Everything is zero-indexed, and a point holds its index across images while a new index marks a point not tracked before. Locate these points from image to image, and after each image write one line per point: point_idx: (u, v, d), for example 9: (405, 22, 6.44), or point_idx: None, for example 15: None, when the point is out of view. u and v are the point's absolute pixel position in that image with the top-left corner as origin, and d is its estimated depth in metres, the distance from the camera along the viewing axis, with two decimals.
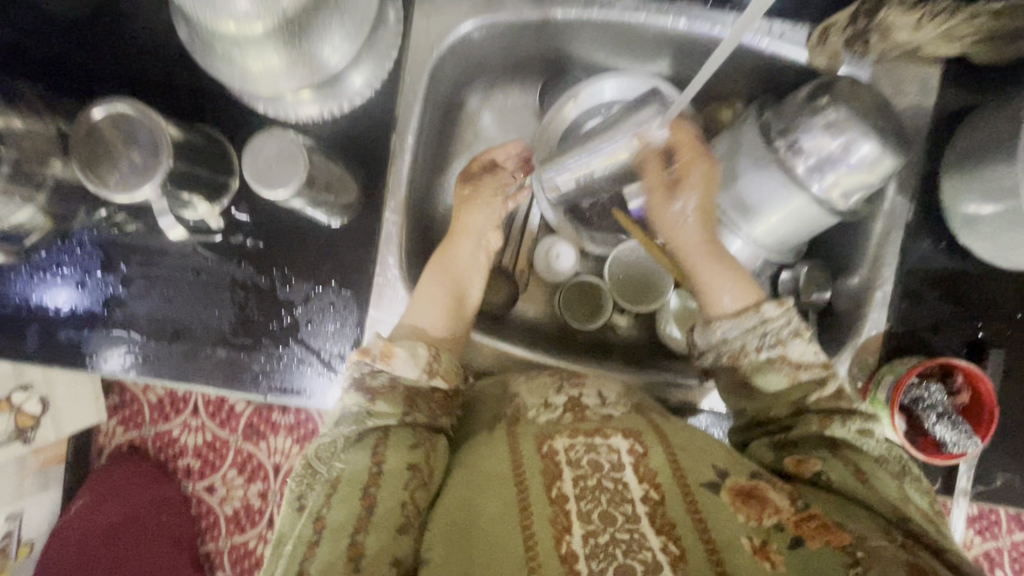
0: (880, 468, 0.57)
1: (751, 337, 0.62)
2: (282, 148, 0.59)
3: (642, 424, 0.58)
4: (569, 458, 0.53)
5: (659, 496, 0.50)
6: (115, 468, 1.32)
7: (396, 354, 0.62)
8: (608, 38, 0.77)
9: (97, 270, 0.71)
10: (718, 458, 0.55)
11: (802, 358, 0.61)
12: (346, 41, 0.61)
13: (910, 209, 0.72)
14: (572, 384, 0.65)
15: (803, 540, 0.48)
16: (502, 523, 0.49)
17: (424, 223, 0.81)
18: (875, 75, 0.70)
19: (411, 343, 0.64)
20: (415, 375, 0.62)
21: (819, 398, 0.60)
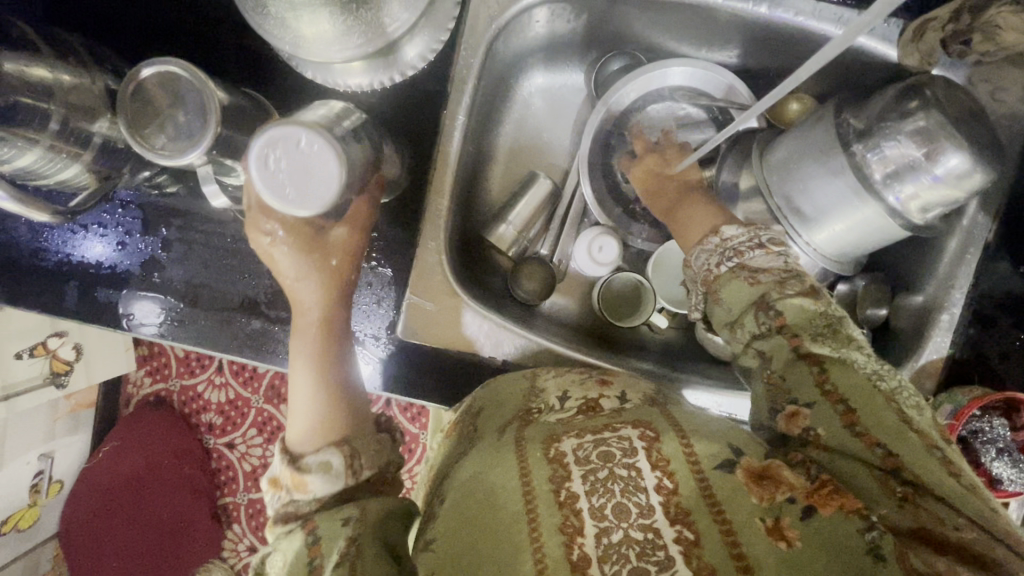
0: (874, 390, 0.45)
1: (711, 256, 0.58)
2: (294, 165, 0.48)
3: (655, 414, 0.54)
4: (579, 455, 0.49)
5: (672, 484, 0.46)
6: (144, 417, 1.36)
7: (309, 480, 0.51)
8: (676, 22, 0.72)
9: (138, 232, 0.70)
10: (732, 437, 0.50)
11: (763, 265, 0.55)
12: (407, 10, 0.58)
13: (991, 228, 0.66)
14: (599, 384, 0.62)
15: (815, 511, 0.42)
16: (509, 525, 0.46)
17: (465, 204, 0.78)
18: (971, 78, 0.64)
19: (323, 455, 0.52)
20: (341, 487, 0.51)
21: (782, 295, 0.52)
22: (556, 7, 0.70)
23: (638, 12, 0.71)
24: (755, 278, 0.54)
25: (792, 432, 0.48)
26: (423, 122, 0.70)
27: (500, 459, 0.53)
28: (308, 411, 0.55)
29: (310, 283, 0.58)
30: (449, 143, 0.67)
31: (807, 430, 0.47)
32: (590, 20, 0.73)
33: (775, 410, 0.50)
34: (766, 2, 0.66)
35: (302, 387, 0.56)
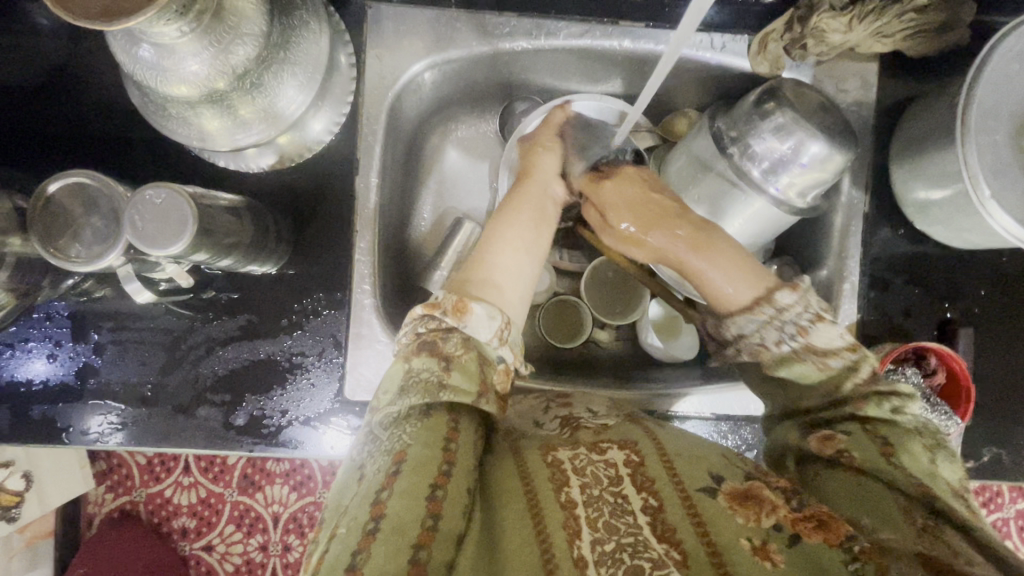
0: (916, 439, 0.52)
1: (769, 331, 0.56)
2: (151, 212, 0.50)
3: (637, 431, 0.56)
4: (576, 465, 0.51)
5: (658, 503, 0.47)
6: (106, 536, 1.28)
7: (471, 309, 0.55)
8: (558, 64, 0.79)
9: (68, 341, 0.69)
10: (711, 461, 0.52)
11: (829, 345, 0.55)
12: (302, 92, 0.62)
13: (867, 200, 0.74)
14: (560, 404, 0.65)
15: (800, 538, 0.45)
16: (514, 526, 0.47)
17: (400, 259, 0.82)
18: (816, 76, 0.73)
19: (489, 304, 0.57)
20: (484, 338, 0.55)
21: (856, 384, 0.55)
22: (445, 68, 0.76)
23: (522, 61, 0.78)
24: (823, 364, 0.55)
25: (823, 454, 0.53)
26: (339, 190, 0.73)
27: (501, 471, 0.53)
28: (515, 283, 0.61)
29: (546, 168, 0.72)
30: (367, 206, 0.71)
31: (839, 453, 0.53)
32: (480, 75, 0.79)
33: (807, 434, 0.56)
34: (627, 37, 0.74)
35: (500, 252, 0.63)
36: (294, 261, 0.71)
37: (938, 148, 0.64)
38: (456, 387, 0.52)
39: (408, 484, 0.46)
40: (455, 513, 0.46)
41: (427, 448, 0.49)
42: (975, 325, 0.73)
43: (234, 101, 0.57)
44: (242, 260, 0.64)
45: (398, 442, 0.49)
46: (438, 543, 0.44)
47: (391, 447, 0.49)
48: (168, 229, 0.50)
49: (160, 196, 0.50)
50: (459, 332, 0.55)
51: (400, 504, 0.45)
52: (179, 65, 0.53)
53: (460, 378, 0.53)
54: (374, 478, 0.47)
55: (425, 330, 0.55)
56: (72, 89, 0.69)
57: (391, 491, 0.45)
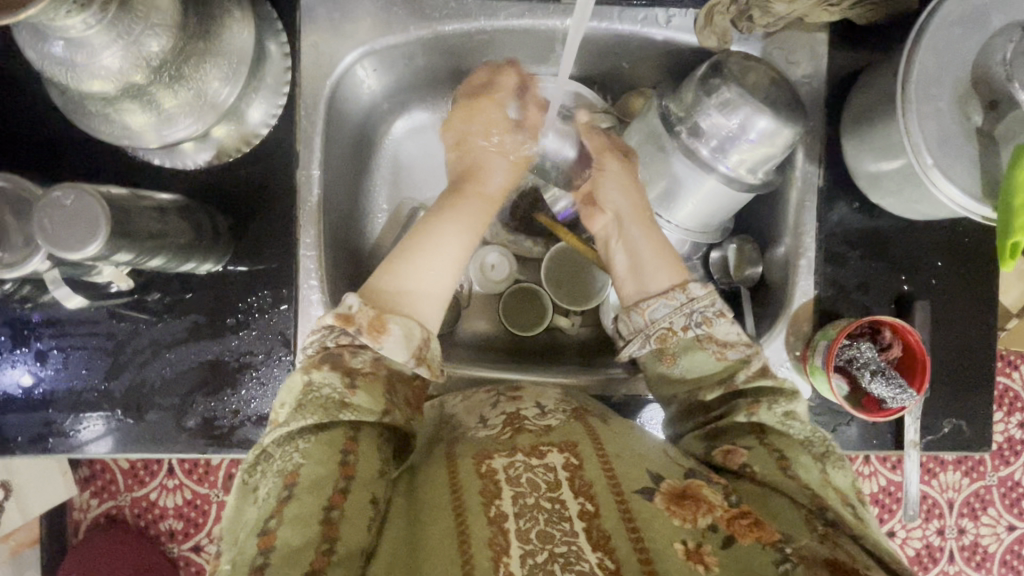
0: (805, 449, 0.54)
1: (677, 317, 0.60)
2: (58, 215, 0.48)
3: (579, 430, 0.55)
4: (510, 475, 0.50)
5: (594, 508, 0.47)
6: (93, 541, 1.28)
7: (387, 332, 0.56)
8: (503, 47, 0.76)
9: (11, 349, 0.68)
10: (653, 461, 0.52)
11: (727, 337, 0.59)
12: (229, 83, 0.60)
13: (821, 174, 0.72)
14: (509, 398, 0.64)
15: (734, 539, 0.46)
16: (440, 545, 0.46)
17: (355, 252, 0.81)
18: (766, 49, 0.71)
19: (408, 321, 0.58)
20: (402, 357, 0.56)
21: (747, 376, 0.57)
22: (386, 54, 0.73)
23: (464, 46, 0.76)
24: (721, 353, 0.59)
25: (727, 467, 0.54)
26: (281, 184, 0.70)
27: (435, 481, 0.53)
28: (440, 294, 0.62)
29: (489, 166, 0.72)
30: (308, 200, 0.69)
31: (740, 466, 0.53)
32: (423, 62, 0.77)
33: (710, 449, 0.56)
34: (571, 15, 0.72)
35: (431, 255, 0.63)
36: (241, 259, 0.70)
37: (886, 118, 0.63)
38: (358, 407, 0.55)
39: (299, 511, 0.48)
40: (357, 529, 0.48)
41: (318, 471, 0.50)
42: (933, 298, 0.72)
43: (153, 91, 0.55)
44: (175, 260, 0.62)
45: (290, 463, 0.50)
46: (336, 564, 0.46)
47: (284, 468, 0.51)
48: (82, 233, 0.48)
49: (70, 200, 0.48)
50: (372, 350, 0.56)
51: (290, 533, 0.47)
52: (93, 58, 0.51)
53: (364, 398, 0.55)
54: (265, 504, 0.49)
55: (337, 345, 0.56)
56: (3, 93, 0.67)
57: (281, 519, 0.47)
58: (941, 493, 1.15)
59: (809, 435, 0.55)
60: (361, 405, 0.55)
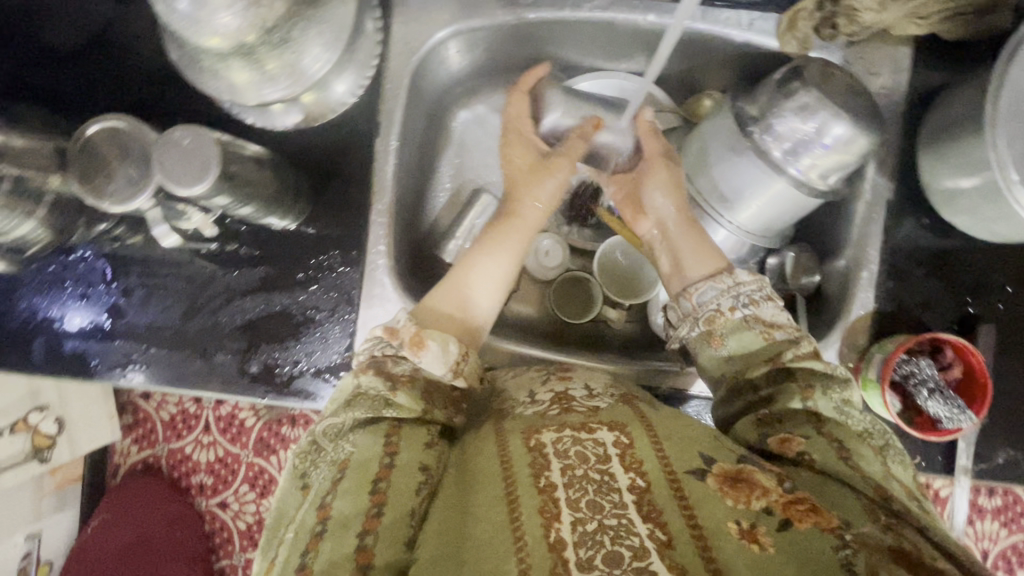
0: (864, 443, 0.54)
1: (725, 298, 0.62)
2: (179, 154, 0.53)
3: (628, 414, 0.56)
4: (559, 449, 0.52)
5: (645, 484, 0.48)
6: (130, 485, 1.34)
7: (427, 344, 0.59)
8: (583, 37, 0.79)
9: (100, 283, 0.73)
10: (704, 442, 0.53)
11: (774, 318, 0.61)
12: (327, 50, 0.64)
13: (892, 188, 0.72)
14: (559, 379, 0.65)
15: (791, 523, 0.46)
16: (490, 507, 0.48)
17: (417, 226, 0.84)
18: (846, 58, 0.71)
19: (444, 336, 0.60)
20: (439, 371, 0.59)
21: (796, 356, 0.58)
22: (470, 37, 0.76)
23: (543, 35, 0.78)
24: (768, 332, 0.60)
25: (785, 454, 0.54)
26: (359, 152, 0.74)
27: (484, 449, 0.55)
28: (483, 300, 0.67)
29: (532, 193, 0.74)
30: (385, 169, 0.73)
31: (798, 455, 0.54)
32: (503, 47, 0.80)
33: (765, 435, 0.56)
34: (654, 11, 0.74)
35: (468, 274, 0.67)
36: (315, 220, 0.73)
37: (970, 133, 0.62)
38: (402, 406, 0.57)
39: (352, 484, 0.50)
40: (405, 496, 0.50)
41: (368, 451, 0.53)
42: (998, 323, 0.71)
43: (260, 57, 0.59)
44: (262, 210, 0.66)
45: (344, 451, 0.53)
46: (385, 531, 0.48)
47: (337, 458, 0.53)
48: (196, 173, 0.53)
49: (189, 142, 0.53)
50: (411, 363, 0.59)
51: (344, 502, 0.49)
52: (212, 17, 0.55)
53: (405, 398, 0.57)
54: (321, 487, 0.52)
55: (383, 353, 0.59)
56: (114, 48, 0.72)
57: (336, 493, 0.50)
58: (978, 542, 1.10)
59: (868, 425, 0.55)
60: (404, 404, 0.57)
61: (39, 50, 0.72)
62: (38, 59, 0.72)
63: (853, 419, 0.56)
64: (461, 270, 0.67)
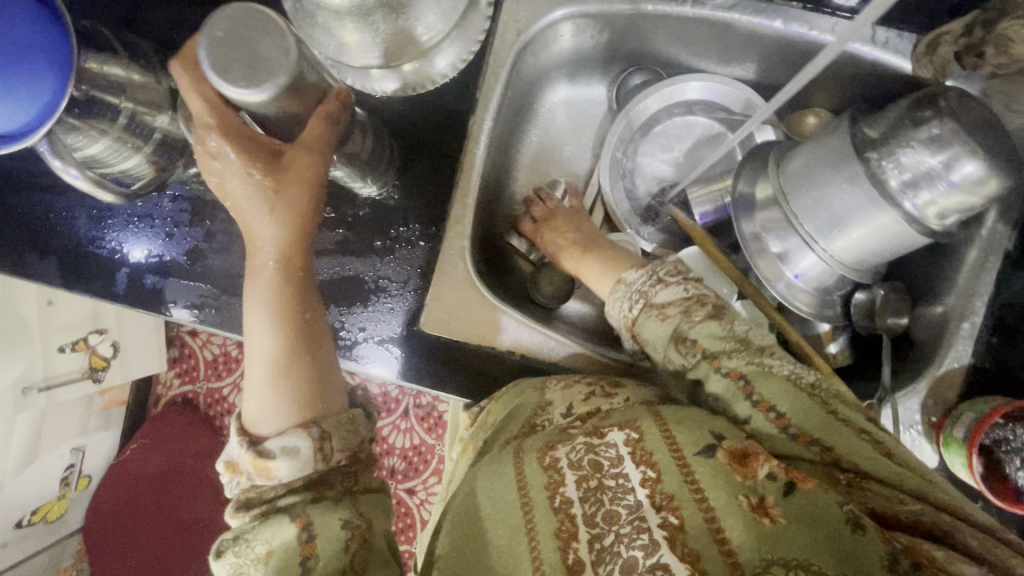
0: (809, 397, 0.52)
1: (623, 302, 0.64)
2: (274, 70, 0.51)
3: (640, 411, 0.57)
4: (571, 460, 0.54)
5: (655, 475, 0.50)
6: (172, 415, 1.43)
7: (273, 466, 0.51)
8: (696, 36, 0.75)
9: (185, 224, 0.75)
10: (715, 421, 0.52)
11: (669, 299, 0.61)
12: (441, 20, 0.63)
13: (1013, 237, 0.67)
14: (604, 395, 0.64)
15: (795, 486, 0.46)
16: (508, 518, 0.54)
17: (493, 206, 0.82)
18: (985, 91, 0.66)
19: (287, 436, 0.52)
20: (309, 471, 0.52)
21: (689, 324, 0.58)
22: (579, 22, 0.74)
23: (656, 29, 0.75)
24: (661, 314, 0.60)
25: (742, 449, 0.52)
26: (451, 129, 0.74)
27: (500, 468, 0.58)
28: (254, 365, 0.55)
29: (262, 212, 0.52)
30: (476, 148, 0.71)
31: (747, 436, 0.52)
32: (611, 37, 0.77)
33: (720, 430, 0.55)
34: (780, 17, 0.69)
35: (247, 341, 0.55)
36: (399, 187, 0.73)
37: None
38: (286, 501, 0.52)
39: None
40: (335, 543, 0.51)
41: (285, 537, 0.50)
42: None
43: (378, 19, 0.59)
44: (355, 171, 0.66)
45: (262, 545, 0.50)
46: None
47: (260, 553, 0.49)
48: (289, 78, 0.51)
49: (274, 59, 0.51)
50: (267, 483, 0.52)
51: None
52: None
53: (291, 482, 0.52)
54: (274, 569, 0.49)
55: (241, 492, 0.52)
56: None
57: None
58: None
59: (789, 379, 0.53)
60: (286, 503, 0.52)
61: None
62: None
63: (777, 369, 0.54)
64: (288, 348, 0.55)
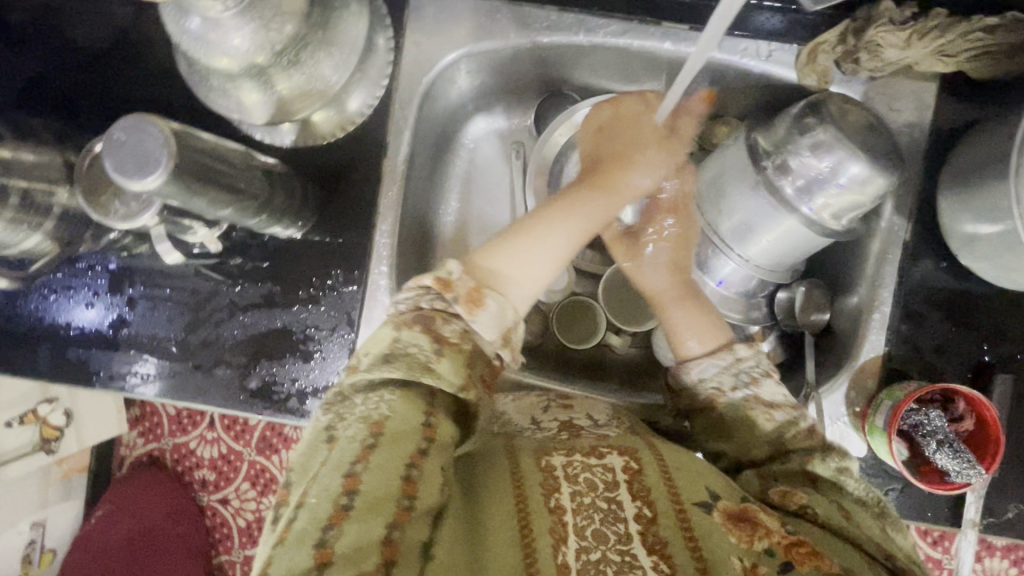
0: (864, 508, 0.53)
1: (725, 377, 0.60)
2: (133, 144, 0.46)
3: (637, 442, 0.56)
4: (568, 472, 0.51)
5: (652, 514, 0.47)
6: (133, 479, 1.34)
7: (484, 305, 0.53)
8: (595, 63, 0.78)
9: (105, 292, 0.74)
10: (712, 479, 0.52)
11: (773, 398, 0.59)
12: (337, 71, 0.64)
13: (908, 228, 0.70)
14: (561, 408, 0.65)
15: (792, 565, 0.45)
16: (500, 532, 0.46)
17: (424, 239, 0.82)
18: (867, 93, 0.69)
19: (501, 300, 0.54)
20: (491, 335, 0.53)
21: (796, 433, 0.57)
22: (481, 58, 0.76)
23: (558, 59, 0.78)
24: (769, 415, 0.58)
25: (786, 506, 0.51)
26: (363, 171, 0.74)
27: (493, 466, 0.54)
28: (531, 268, 0.57)
29: (559, 241, 0.59)
30: (393, 189, 0.73)
31: (800, 506, 0.51)
32: (517, 69, 0.79)
33: (765, 487, 0.54)
34: (669, 39, 0.73)
35: (531, 237, 0.59)
36: (321, 230, 0.73)
37: (990, 180, 0.60)
38: (442, 375, 0.50)
39: (386, 458, 0.44)
40: (433, 488, 0.45)
41: (407, 421, 0.47)
42: (1013, 373, 0.69)
43: (272, 78, 0.59)
44: (269, 221, 0.66)
45: (366, 428, 0.46)
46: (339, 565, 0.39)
47: (344, 460, 0.44)
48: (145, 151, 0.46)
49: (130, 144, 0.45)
50: (464, 322, 0.53)
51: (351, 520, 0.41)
52: (223, 39, 0.54)
53: (449, 366, 0.50)
54: (324, 493, 0.42)
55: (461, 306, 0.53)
56: (130, 55, 0.73)
57: (367, 464, 0.44)
58: None
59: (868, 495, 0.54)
60: (452, 338, 0.52)
61: (59, 54, 0.73)
62: (56, 64, 0.73)
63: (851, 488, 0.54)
64: (546, 224, 0.59)
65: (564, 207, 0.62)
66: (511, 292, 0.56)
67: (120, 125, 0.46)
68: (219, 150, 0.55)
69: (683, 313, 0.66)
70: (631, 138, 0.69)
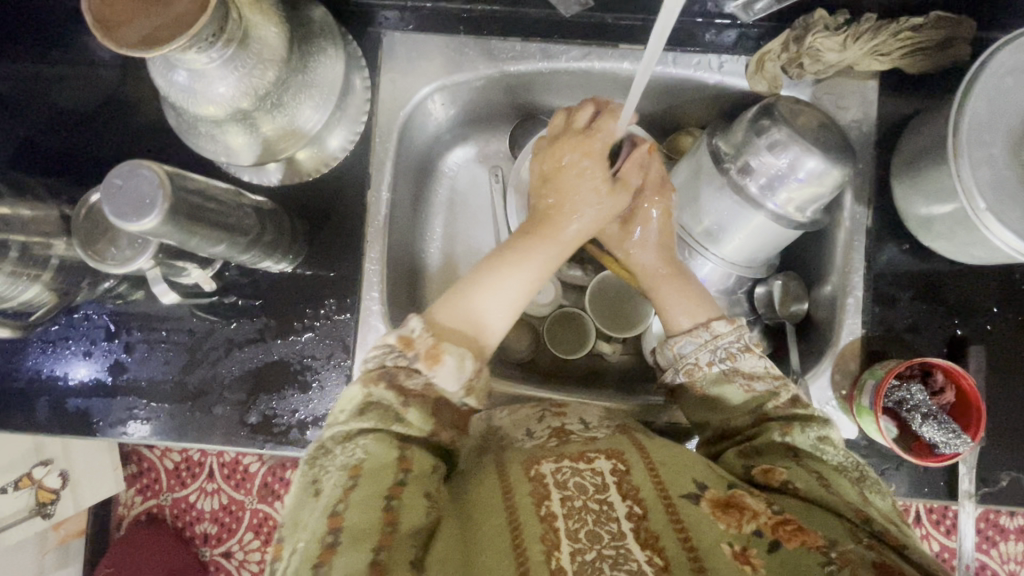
0: (843, 475, 0.54)
1: (703, 352, 0.63)
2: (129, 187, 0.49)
3: (625, 442, 0.58)
4: (558, 479, 0.52)
5: (642, 511, 0.48)
6: (132, 536, 1.30)
7: (442, 361, 0.56)
8: (562, 86, 0.82)
9: (102, 340, 0.75)
10: (697, 470, 0.53)
11: (752, 369, 0.61)
12: (317, 111, 0.68)
13: (870, 215, 0.74)
14: (555, 414, 0.67)
15: (781, 543, 0.46)
16: (494, 540, 0.47)
17: (412, 265, 0.85)
18: (815, 95, 0.74)
19: (460, 349, 0.57)
20: (453, 388, 0.56)
21: (776, 406, 0.59)
22: (453, 90, 0.81)
23: (527, 85, 0.82)
24: (748, 386, 0.61)
25: (770, 484, 0.53)
26: (349, 203, 0.77)
27: (484, 479, 0.55)
28: (489, 310, 0.61)
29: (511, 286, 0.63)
30: (377, 217, 0.75)
31: (784, 482, 0.53)
32: (489, 97, 0.84)
33: (749, 467, 0.56)
34: (628, 59, 0.78)
35: (491, 275, 0.63)
36: (311, 263, 0.76)
37: (934, 164, 0.64)
38: (410, 423, 0.53)
39: (364, 493, 0.47)
40: (415, 510, 0.47)
41: (382, 458, 0.50)
42: (986, 344, 0.72)
43: (257, 121, 0.63)
44: (261, 255, 0.68)
45: (354, 457, 0.50)
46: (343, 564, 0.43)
47: (347, 462, 0.50)
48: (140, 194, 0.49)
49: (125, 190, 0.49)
50: (425, 376, 0.56)
51: (356, 514, 0.45)
52: (209, 88, 0.58)
53: (415, 414, 0.54)
54: (331, 494, 0.48)
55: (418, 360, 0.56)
56: (118, 111, 0.76)
57: (347, 502, 0.46)
58: (1003, 565, 1.07)
59: (849, 463, 0.55)
60: (414, 390, 0.55)
61: (50, 114, 0.76)
62: (48, 125, 0.76)
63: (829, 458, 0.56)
64: (490, 262, 0.64)
65: (512, 258, 0.64)
66: (482, 337, 0.60)
67: (118, 172, 0.49)
68: (210, 189, 0.58)
69: (675, 291, 0.68)
70: (567, 186, 0.69)
